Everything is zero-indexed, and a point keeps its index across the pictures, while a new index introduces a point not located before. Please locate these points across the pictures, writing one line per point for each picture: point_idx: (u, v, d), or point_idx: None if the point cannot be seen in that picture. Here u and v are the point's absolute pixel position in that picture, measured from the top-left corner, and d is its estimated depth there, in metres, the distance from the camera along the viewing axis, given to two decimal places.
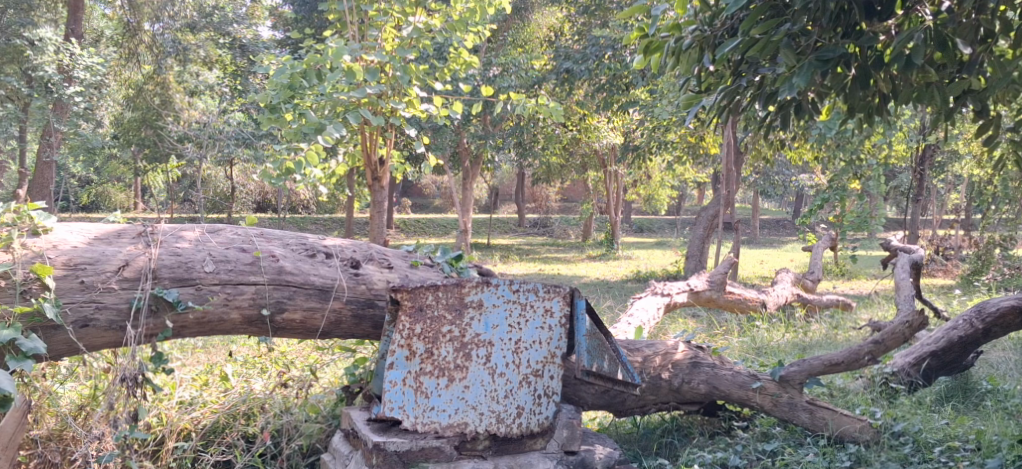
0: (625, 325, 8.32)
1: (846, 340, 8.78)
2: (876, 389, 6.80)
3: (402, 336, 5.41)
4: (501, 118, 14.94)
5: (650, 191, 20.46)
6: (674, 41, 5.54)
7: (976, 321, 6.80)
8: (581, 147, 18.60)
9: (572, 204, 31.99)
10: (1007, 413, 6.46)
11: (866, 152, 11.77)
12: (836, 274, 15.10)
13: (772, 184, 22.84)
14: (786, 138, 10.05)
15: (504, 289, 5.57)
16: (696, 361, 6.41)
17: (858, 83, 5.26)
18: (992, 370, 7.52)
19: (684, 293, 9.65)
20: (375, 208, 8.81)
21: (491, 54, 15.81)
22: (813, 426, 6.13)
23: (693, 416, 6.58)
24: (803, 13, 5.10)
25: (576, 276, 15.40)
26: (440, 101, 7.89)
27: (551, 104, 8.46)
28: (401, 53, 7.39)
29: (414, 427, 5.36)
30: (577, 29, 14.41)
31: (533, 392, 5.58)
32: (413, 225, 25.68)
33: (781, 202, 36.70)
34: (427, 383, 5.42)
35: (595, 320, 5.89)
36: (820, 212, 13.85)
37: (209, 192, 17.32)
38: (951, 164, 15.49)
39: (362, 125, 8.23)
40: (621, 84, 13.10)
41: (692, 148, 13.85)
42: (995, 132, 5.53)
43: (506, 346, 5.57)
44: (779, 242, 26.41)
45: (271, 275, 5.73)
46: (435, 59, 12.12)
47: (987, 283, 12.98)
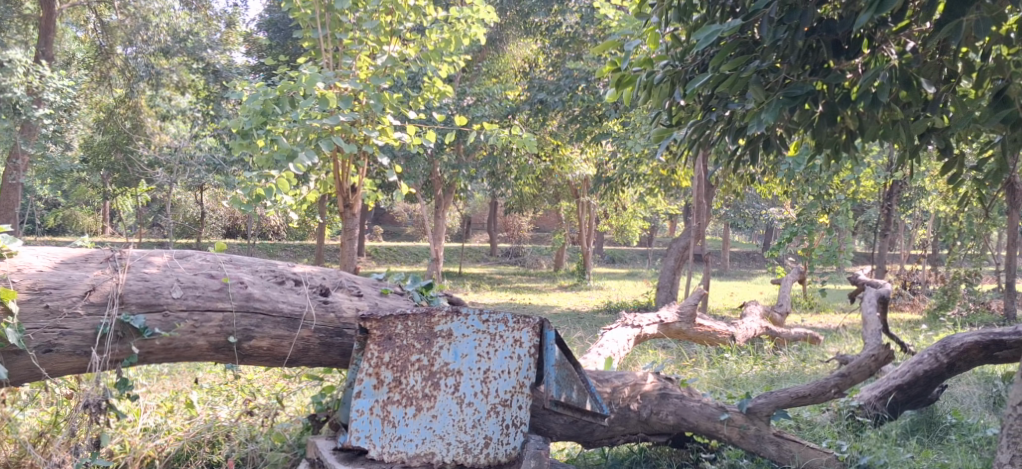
0: (595, 356, 8.35)
1: (814, 373, 8.86)
2: (843, 422, 6.84)
3: (370, 364, 5.39)
4: (474, 147, 14.98)
5: (623, 222, 20.56)
6: (645, 75, 5.61)
7: (941, 355, 6.85)
8: (554, 177, 18.70)
9: (544, 234, 32.05)
10: (972, 448, 6.53)
11: (834, 188, 11.93)
12: (805, 307, 15.20)
13: (743, 217, 23.05)
14: (758, 171, 10.16)
15: (474, 318, 5.57)
16: (665, 392, 6.44)
17: (826, 119, 5.32)
18: (957, 404, 7.61)
19: (654, 325, 9.72)
20: (346, 236, 8.72)
21: (466, 84, 15.90)
22: (781, 459, 6.14)
23: (662, 447, 6.60)
24: (772, 50, 5.19)
25: (547, 306, 15.43)
26: (413, 129, 7.87)
27: (523, 134, 8.50)
28: (375, 81, 7.38)
29: (380, 457, 5.34)
30: (551, 60, 14.49)
31: (501, 422, 5.58)
32: (384, 252, 25.63)
33: (752, 235, 36.98)
34: (395, 412, 5.40)
35: (564, 350, 5.90)
36: (789, 245, 13.96)
37: (179, 217, 17.19)
38: (918, 200, 15.68)
39: (335, 153, 8.24)
40: (595, 116, 13.23)
41: (664, 181, 13.97)
42: (959, 171, 5.63)
43: (475, 375, 5.56)
44: (749, 275, 26.59)
45: (240, 302, 5.69)
46: (410, 87, 12.14)
47: (953, 318, 13.15)
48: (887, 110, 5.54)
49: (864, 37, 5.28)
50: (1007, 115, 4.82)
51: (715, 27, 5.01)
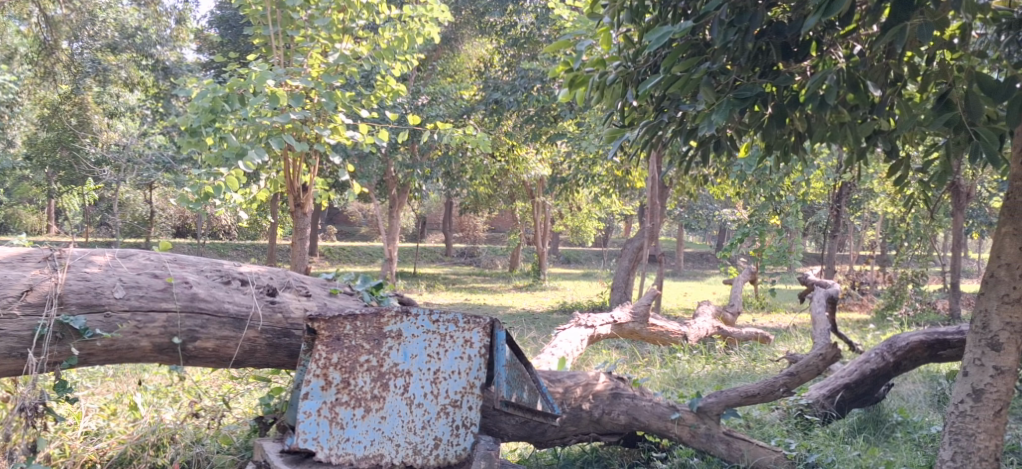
0: (548, 356, 8.37)
1: (763, 372, 8.95)
2: (791, 421, 6.89)
3: (318, 365, 5.33)
4: (428, 147, 14.91)
5: (578, 223, 20.63)
6: (598, 75, 5.59)
7: (888, 354, 6.95)
8: (509, 178, 18.70)
9: (499, 235, 32.07)
10: (916, 445, 6.63)
11: (785, 190, 12.06)
12: (756, 307, 15.36)
13: (697, 217, 23.25)
14: (710, 173, 10.25)
15: (424, 318, 5.53)
16: (617, 392, 6.44)
17: (775, 121, 5.35)
18: (903, 402, 7.72)
19: (608, 325, 9.77)
20: (297, 234, 8.59)
21: (421, 83, 15.85)
22: (730, 457, 6.17)
23: (614, 447, 6.62)
24: (722, 52, 5.21)
25: (502, 307, 15.43)
26: (366, 128, 7.78)
27: (478, 134, 8.46)
28: (327, 79, 7.27)
29: (328, 459, 5.28)
30: (507, 60, 14.46)
31: (451, 422, 5.54)
32: (338, 253, 25.48)
33: (706, 236, 37.33)
34: (343, 414, 5.35)
35: (515, 350, 5.89)
36: (742, 246, 14.08)
37: (127, 215, 16.91)
38: (867, 201, 15.92)
39: (286, 151, 8.15)
40: (550, 116, 13.24)
41: (619, 182, 14.02)
42: (906, 174, 5.70)
43: (424, 376, 5.52)
44: (703, 275, 26.82)
45: (184, 302, 5.60)
46: (364, 86, 12.04)
47: (900, 318, 13.36)
48: (835, 112, 5.60)
49: (812, 39, 5.35)
50: (949, 118, 4.88)
51: (666, 28, 5.01)
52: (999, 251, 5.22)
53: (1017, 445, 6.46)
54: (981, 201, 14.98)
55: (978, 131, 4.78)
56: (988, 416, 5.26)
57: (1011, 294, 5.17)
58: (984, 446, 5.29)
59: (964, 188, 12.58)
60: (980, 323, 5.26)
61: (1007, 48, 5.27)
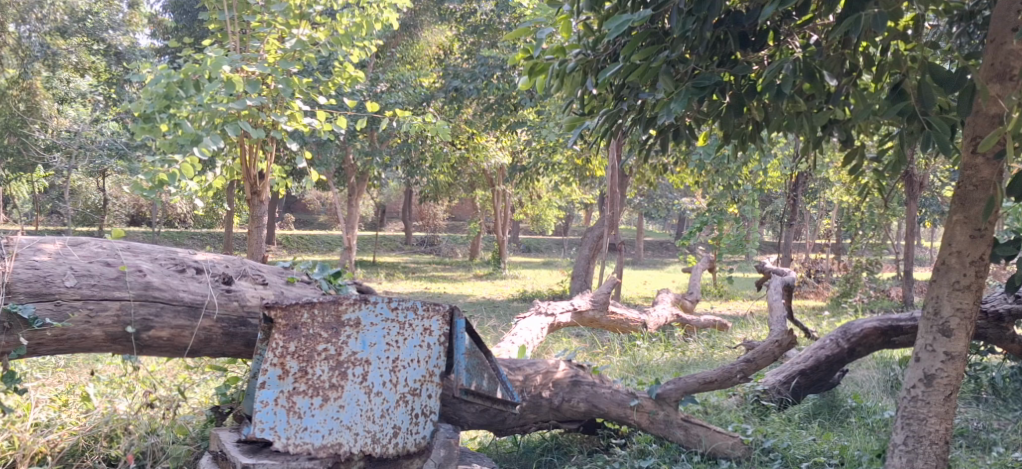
0: (508, 345, 8.36)
1: (721, 359, 9.01)
2: (748, 407, 6.94)
3: (275, 354, 5.27)
4: (388, 134, 14.80)
5: (538, 211, 20.65)
6: (558, 63, 5.56)
7: (842, 341, 7.06)
8: (469, 166, 18.66)
9: (460, 223, 32.03)
10: (870, 429, 6.71)
11: (743, 178, 12.15)
12: (715, 295, 15.48)
13: (656, 206, 23.38)
14: (669, 161, 10.28)
15: (382, 306, 5.45)
16: (577, 380, 6.45)
17: (733, 110, 5.37)
18: (858, 388, 7.83)
19: (568, 313, 9.80)
20: (254, 223, 8.50)
21: (379, 70, 15.75)
22: (688, 443, 6.21)
23: (574, 434, 6.65)
24: (682, 41, 5.19)
25: (462, 295, 15.40)
26: (323, 115, 7.69)
27: (437, 122, 8.41)
28: (284, 65, 7.15)
29: (285, 449, 5.24)
30: (466, 47, 14.39)
31: (410, 411, 5.52)
32: (296, 241, 25.30)
33: (665, 224, 37.58)
34: (300, 403, 5.30)
35: (475, 339, 5.89)
36: (701, 234, 14.16)
37: (79, 204, 16.61)
38: (823, 190, 16.09)
39: (242, 138, 8.05)
40: (510, 104, 13.20)
41: (579, 170, 14.05)
42: (861, 162, 5.76)
43: (383, 364, 5.47)
44: (662, 264, 27.00)
45: (138, 290, 5.51)
46: (322, 72, 11.90)
47: (854, 306, 13.54)
48: (791, 101, 5.63)
49: (770, 29, 5.40)
50: (902, 108, 4.89)
51: (626, 16, 4.97)
52: (950, 239, 5.26)
53: (966, 428, 6.57)
54: (934, 190, 15.21)
55: (931, 121, 4.81)
56: (939, 400, 5.34)
57: (962, 281, 5.22)
58: (935, 430, 5.37)
59: (917, 178, 12.75)
60: (932, 309, 5.32)
61: (957, 40, 5.74)
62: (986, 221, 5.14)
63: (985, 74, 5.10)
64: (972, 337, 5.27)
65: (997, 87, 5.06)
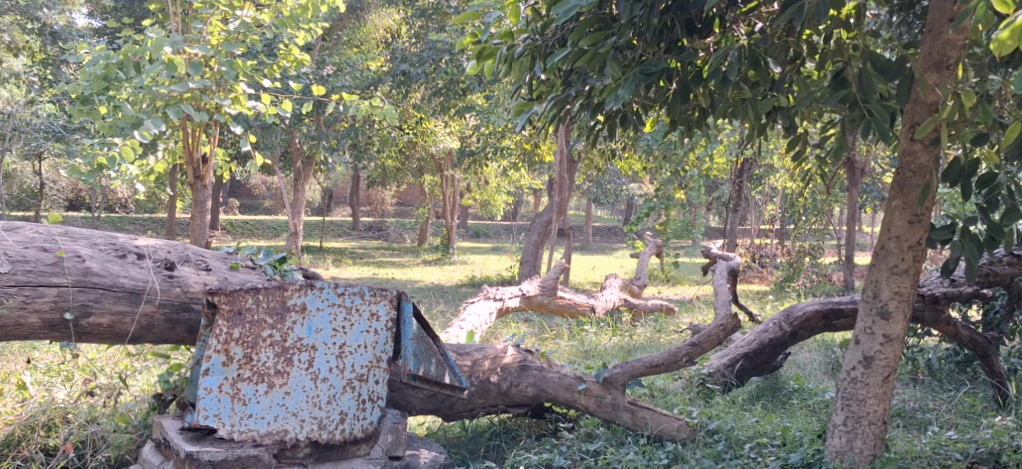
0: (457, 331, 8.38)
1: (667, 343, 9.10)
2: (693, 389, 7.03)
3: (219, 340, 5.21)
4: (334, 118, 14.60)
5: (487, 196, 20.64)
6: (507, 47, 5.51)
7: (784, 324, 7.13)
8: (418, 151, 18.59)
9: (408, 208, 31.92)
10: (811, 410, 6.82)
11: (690, 164, 12.25)
12: (661, 280, 15.62)
13: (604, 192, 23.53)
14: (617, 146, 10.33)
15: (328, 292, 5.42)
16: (525, 365, 6.47)
17: (679, 96, 5.40)
18: (799, 370, 7.96)
19: (516, 298, 9.85)
20: (197, 208, 8.39)
21: (325, 53, 15.59)
22: (635, 425, 6.25)
23: (522, 418, 6.66)
24: (629, 27, 5.19)
25: (410, 281, 15.36)
26: (268, 98, 7.58)
27: (385, 106, 8.32)
28: (227, 47, 7.02)
29: (229, 436, 5.17)
30: (414, 31, 14.29)
31: (357, 397, 5.47)
32: (241, 226, 25.01)
33: (613, 209, 37.85)
34: (245, 390, 5.24)
35: (423, 324, 5.87)
36: (648, 219, 14.25)
37: (14, 187, 16.24)
38: (767, 176, 16.29)
39: (184, 122, 7.92)
40: (458, 89, 13.13)
41: (528, 156, 14.05)
42: (804, 148, 5.84)
43: (330, 350, 5.43)
44: (610, 249, 27.19)
45: (76, 276, 5.40)
46: (266, 55, 11.74)
47: (797, 290, 13.76)
48: (737, 88, 5.66)
49: (716, 16, 5.43)
50: (844, 95, 4.93)
51: (574, 1, 4.92)
52: (889, 224, 5.34)
53: (904, 409, 6.71)
54: (874, 176, 15.51)
55: (871, 108, 4.86)
56: (878, 381, 5.44)
57: (900, 265, 5.31)
58: (873, 410, 5.47)
59: (859, 165, 12.96)
60: (871, 293, 5.40)
61: (897, 29, 5.85)
62: (923, 207, 5.23)
63: (923, 63, 5.18)
64: (910, 320, 5.37)
65: (935, 76, 5.14)
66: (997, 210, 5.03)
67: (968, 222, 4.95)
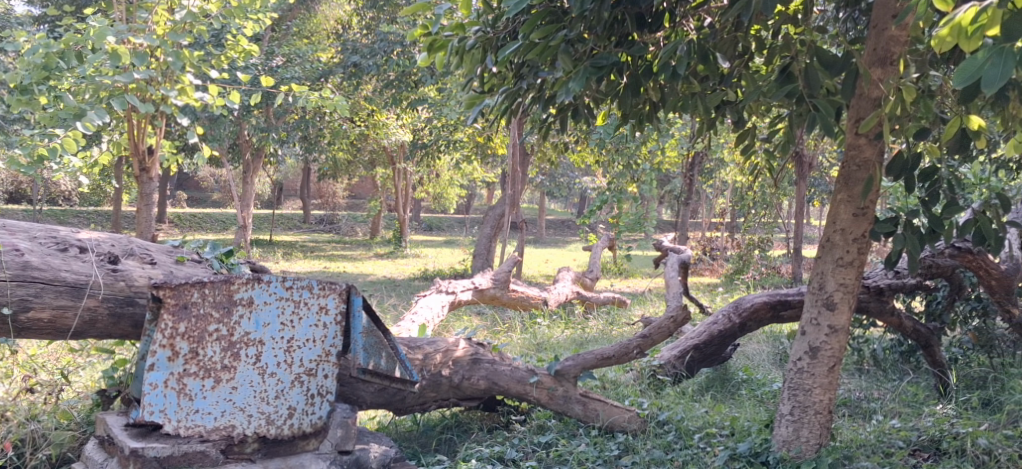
0: (408, 324, 8.35)
1: (619, 335, 9.15)
2: (644, 381, 7.08)
3: (164, 335, 5.13)
4: (284, 110, 14.43)
5: (440, 189, 20.60)
6: (458, 40, 5.46)
7: (734, 316, 7.15)
8: (369, 143, 18.50)
9: (360, 201, 31.77)
10: (759, 401, 6.92)
11: (642, 158, 12.32)
12: (614, 273, 15.71)
13: (557, 185, 23.61)
14: (569, 139, 10.34)
15: (276, 285, 5.36)
16: (476, 358, 6.45)
17: (630, 90, 5.42)
18: (748, 361, 8.06)
19: (469, 290, 9.83)
20: (142, 200, 8.27)
21: (274, 43, 15.45)
22: (586, 417, 6.28)
23: (473, 411, 6.67)
24: (579, 21, 5.20)
25: (362, 274, 15.28)
26: (216, 90, 7.46)
27: (336, 97, 8.23)
28: (173, 37, 6.90)
29: (176, 431, 5.13)
30: (365, 23, 14.19)
31: (306, 391, 5.43)
32: (189, 219, 24.72)
33: (567, 203, 38.03)
34: (191, 385, 5.18)
35: (373, 317, 5.81)
36: (601, 213, 14.31)
37: None
38: (718, 170, 16.45)
39: (129, 112, 7.81)
40: (410, 81, 13.07)
41: (481, 149, 14.04)
42: (753, 142, 5.88)
43: (278, 345, 5.37)
44: (563, 242, 27.33)
45: (14, 271, 5.28)
46: (214, 45, 11.60)
47: (747, 282, 13.92)
48: (686, 82, 5.69)
49: (665, 11, 5.45)
50: (791, 90, 4.96)
51: None
52: (835, 218, 5.41)
53: (849, 398, 6.82)
54: (822, 170, 15.73)
55: (817, 103, 4.88)
56: (823, 372, 5.51)
57: (845, 258, 5.38)
58: (819, 400, 5.54)
59: (808, 159, 13.13)
60: (817, 284, 5.47)
61: (843, 25, 5.92)
62: (867, 200, 5.30)
63: (868, 58, 5.23)
64: (855, 312, 5.45)
65: (878, 71, 5.20)
66: (938, 202, 5.13)
67: (911, 216, 5.04)
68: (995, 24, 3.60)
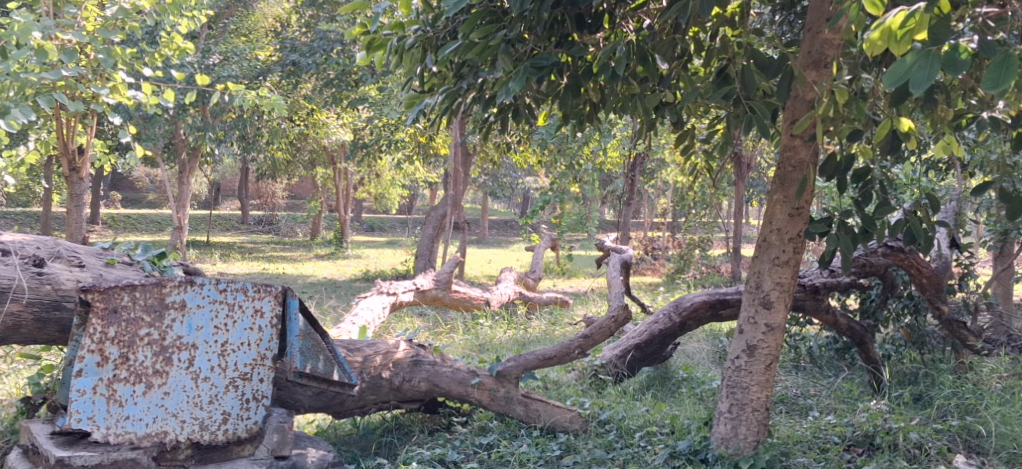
0: (349, 326, 8.26)
1: (562, 335, 9.15)
2: (586, 381, 7.10)
3: (93, 340, 5.00)
4: (221, 110, 14.21)
5: (381, 189, 20.47)
6: (397, 39, 5.38)
7: (674, 315, 7.19)
8: (309, 143, 18.31)
9: (299, 202, 31.48)
10: (698, 399, 6.96)
11: (584, 158, 12.36)
12: (557, 273, 15.75)
13: (500, 185, 23.63)
14: (511, 139, 10.32)
15: (210, 288, 5.24)
16: (417, 360, 6.37)
17: (570, 90, 5.41)
18: (688, 359, 8.11)
19: (410, 292, 9.75)
20: (72, 201, 8.16)
21: (211, 41, 15.22)
22: (528, 418, 6.25)
23: (414, 413, 6.59)
24: (519, 21, 5.17)
25: (302, 276, 15.12)
26: (149, 88, 7.26)
27: (273, 97, 8.09)
28: (104, 34, 6.72)
29: (105, 439, 5.00)
30: (304, 21, 14.02)
31: (241, 396, 5.32)
32: (122, 221, 24.26)
33: (510, 204, 38.10)
34: (122, 391, 5.05)
35: (309, 320, 5.72)
36: (543, 213, 14.32)
37: None
38: (659, 170, 16.57)
39: (58, 110, 7.60)
40: (351, 80, 12.98)
41: (422, 149, 13.97)
42: (691, 144, 5.91)
43: (211, 349, 5.26)
44: (506, 242, 27.38)
45: None
46: (147, 43, 11.42)
47: (688, 282, 14.05)
48: (625, 83, 5.70)
49: (605, 12, 5.45)
50: (727, 92, 4.99)
51: None
52: (770, 217, 5.46)
53: (786, 395, 6.89)
54: (761, 170, 15.93)
55: (753, 105, 4.91)
56: (760, 369, 5.55)
57: (781, 257, 5.42)
58: (756, 397, 5.57)
59: (746, 160, 13.29)
60: (754, 284, 5.51)
61: (779, 28, 6.00)
62: (802, 200, 5.36)
63: (802, 61, 5.31)
64: (791, 310, 5.49)
65: (814, 74, 5.28)
66: (869, 203, 5.19)
67: (845, 215, 5.07)
68: (923, 28, 3.68)
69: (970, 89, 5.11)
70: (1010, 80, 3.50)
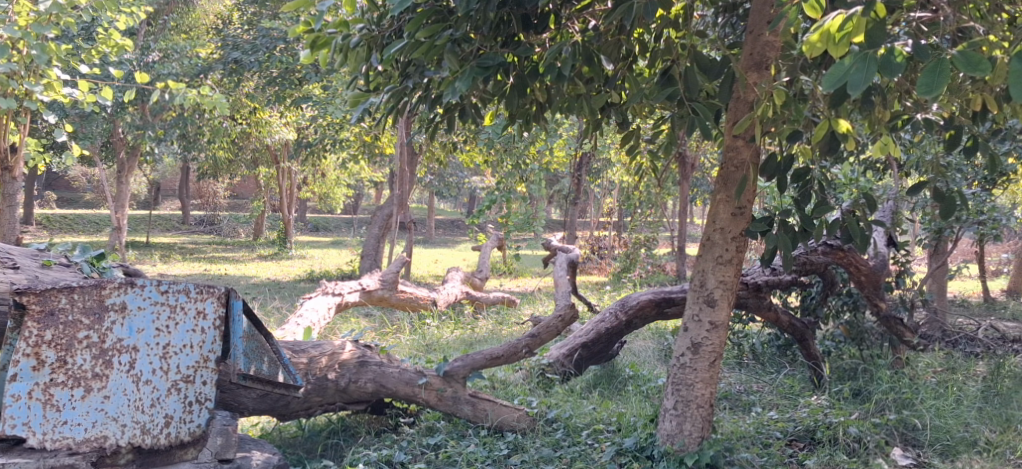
0: (292, 327, 8.19)
1: (508, 335, 9.15)
2: (534, 380, 7.11)
3: (28, 343, 4.89)
4: (161, 108, 13.98)
5: (326, 189, 20.31)
6: (342, 37, 5.34)
7: (620, 314, 7.23)
8: (252, 142, 18.11)
9: (242, 202, 31.11)
10: (645, 396, 7.00)
11: (530, 157, 12.39)
12: (504, 272, 15.76)
13: (446, 185, 23.56)
14: (457, 138, 10.30)
15: (151, 290, 5.18)
16: (363, 360, 6.32)
17: (516, 90, 5.41)
18: (635, 357, 8.17)
19: (356, 292, 9.68)
20: (5, 201, 8.01)
21: (150, 38, 14.98)
22: (475, 418, 6.25)
23: (360, 415, 6.54)
24: (465, 20, 5.15)
25: (247, 276, 14.94)
26: (85, 85, 7.12)
27: (215, 95, 7.99)
28: (37, 30, 6.58)
29: (42, 445, 4.87)
30: (246, 18, 13.85)
31: (183, 399, 5.24)
32: (59, 221, 23.77)
33: (456, 204, 38.11)
34: (59, 395, 4.93)
35: (253, 321, 5.68)
36: (490, 212, 14.33)
37: None
38: (604, 169, 16.66)
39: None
40: (295, 78, 12.86)
41: (368, 148, 13.89)
42: (637, 144, 5.94)
43: (153, 351, 5.17)
44: (453, 241, 27.36)
45: None
46: (84, 39, 11.20)
47: (633, 280, 14.16)
48: (571, 83, 5.71)
49: (551, 12, 5.44)
50: (670, 92, 5.03)
51: None
52: (714, 216, 5.51)
53: (729, 391, 6.97)
54: (704, 170, 16.10)
55: (696, 107, 4.95)
56: (704, 366, 5.60)
57: (724, 256, 5.48)
58: (701, 394, 5.62)
59: (691, 159, 13.42)
60: (698, 282, 5.56)
61: (722, 30, 6.06)
62: (744, 200, 5.42)
63: (745, 63, 5.36)
64: (734, 307, 5.56)
65: (755, 75, 5.33)
66: (809, 202, 5.26)
67: (786, 215, 5.14)
68: (859, 31, 3.72)
69: (906, 90, 5.20)
70: (942, 84, 3.57)
